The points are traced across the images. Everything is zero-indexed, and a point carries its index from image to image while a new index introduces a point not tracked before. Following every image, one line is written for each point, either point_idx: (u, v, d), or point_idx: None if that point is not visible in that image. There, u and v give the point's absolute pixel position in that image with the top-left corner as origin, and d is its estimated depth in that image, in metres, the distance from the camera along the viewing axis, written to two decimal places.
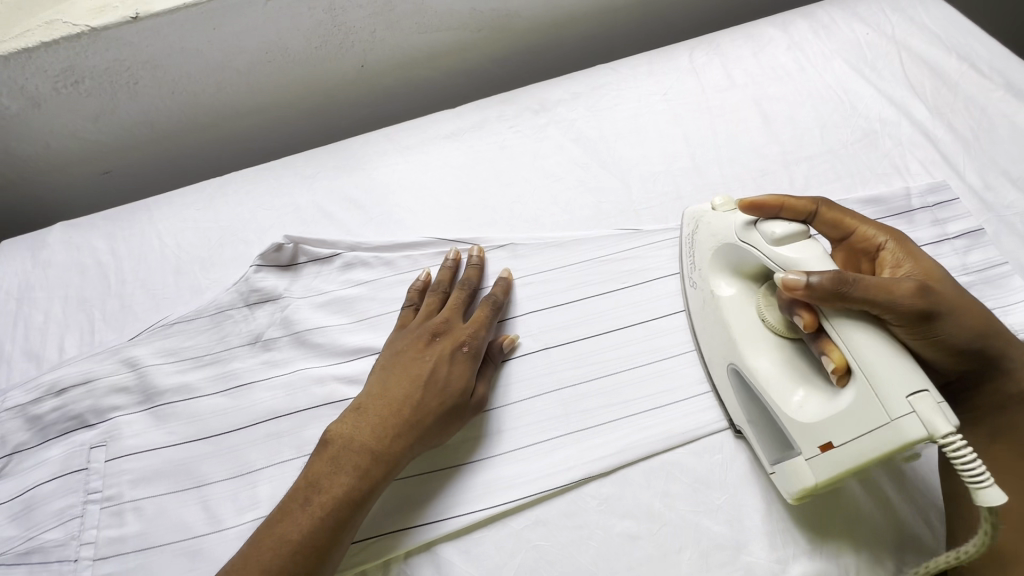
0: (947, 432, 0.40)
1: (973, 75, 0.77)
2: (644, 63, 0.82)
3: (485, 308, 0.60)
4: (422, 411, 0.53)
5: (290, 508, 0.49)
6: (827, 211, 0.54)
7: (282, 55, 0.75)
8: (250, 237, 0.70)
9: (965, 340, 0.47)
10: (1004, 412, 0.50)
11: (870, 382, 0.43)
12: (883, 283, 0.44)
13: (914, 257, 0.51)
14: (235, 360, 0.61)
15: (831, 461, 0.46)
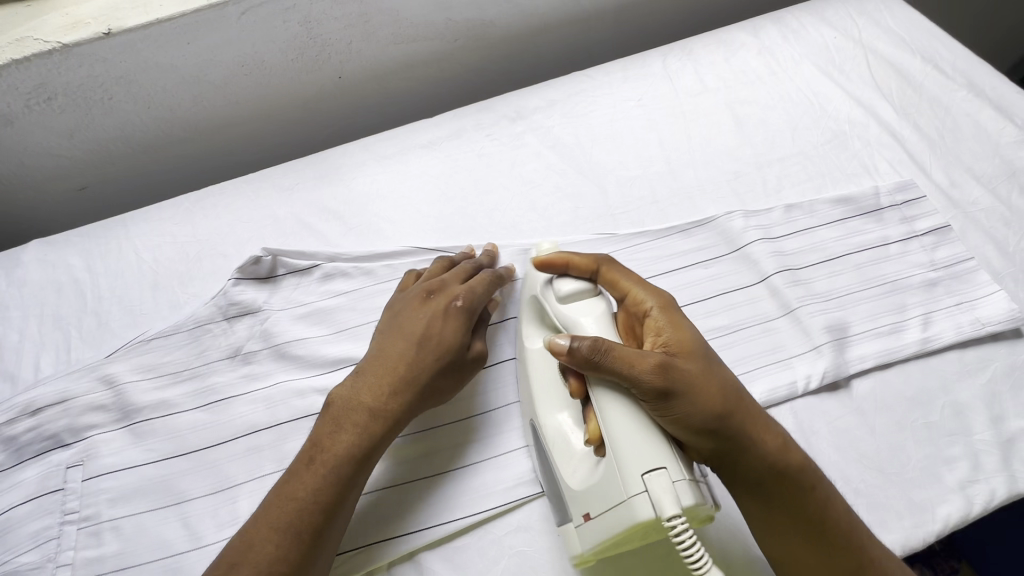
0: (671, 515, 0.40)
1: (937, 76, 0.80)
2: (618, 70, 0.83)
3: (485, 275, 0.60)
4: (418, 368, 0.53)
5: (295, 466, 0.49)
6: (606, 271, 0.53)
7: (257, 67, 0.75)
8: (228, 250, 0.70)
9: (724, 418, 0.45)
10: (814, 489, 0.46)
11: (616, 462, 0.44)
12: (628, 355, 0.45)
13: (675, 327, 0.48)
14: (215, 375, 0.61)
15: (591, 531, 0.46)
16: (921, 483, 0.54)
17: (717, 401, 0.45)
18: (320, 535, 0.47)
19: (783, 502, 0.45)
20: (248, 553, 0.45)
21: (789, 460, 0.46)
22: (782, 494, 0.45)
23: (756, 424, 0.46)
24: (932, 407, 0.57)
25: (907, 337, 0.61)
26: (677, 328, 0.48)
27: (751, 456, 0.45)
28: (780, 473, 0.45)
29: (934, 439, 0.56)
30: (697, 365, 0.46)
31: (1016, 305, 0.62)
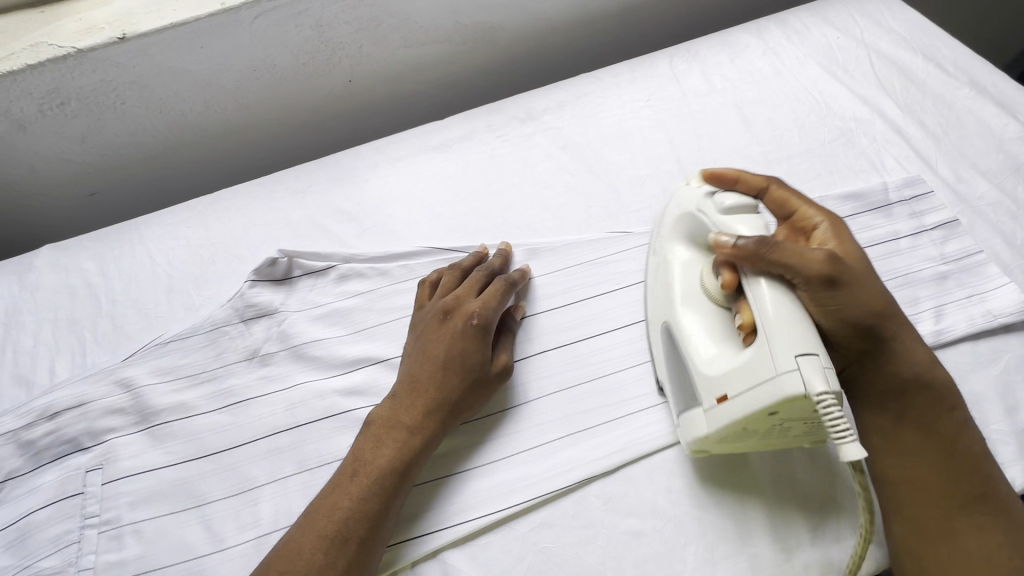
0: (819, 391, 0.42)
1: (939, 74, 0.81)
2: (626, 71, 0.84)
3: (499, 285, 0.61)
4: (449, 387, 0.55)
5: (338, 481, 0.51)
6: (775, 190, 0.57)
7: (269, 71, 0.76)
8: (242, 252, 0.70)
9: (881, 319, 0.49)
10: (952, 412, 0.49)
11: (768, 340, 0.46)
12: (797, 249, 0.48)
13: (841, 240, 0.53)
14: (232, 377, 0.61)
15: (722, 414, 0.49)
16: None
17: (880, 303, 0.49)
18: (366, 544, 0.48)
19: (926, 422, 0.49)
20: (297, 559, 0.47)
21: (926, 373, 0.49)
22: (924, 406, 0.49)
23: (909, 333, 0.50)
24: None
25: (920, 330, 0.61)
26: (841, 245, 0.53)
27: (896, 366, 0.50)
28: (920, 380, 0.49)
29: None
30: (871, 271, 0.51)
31: None
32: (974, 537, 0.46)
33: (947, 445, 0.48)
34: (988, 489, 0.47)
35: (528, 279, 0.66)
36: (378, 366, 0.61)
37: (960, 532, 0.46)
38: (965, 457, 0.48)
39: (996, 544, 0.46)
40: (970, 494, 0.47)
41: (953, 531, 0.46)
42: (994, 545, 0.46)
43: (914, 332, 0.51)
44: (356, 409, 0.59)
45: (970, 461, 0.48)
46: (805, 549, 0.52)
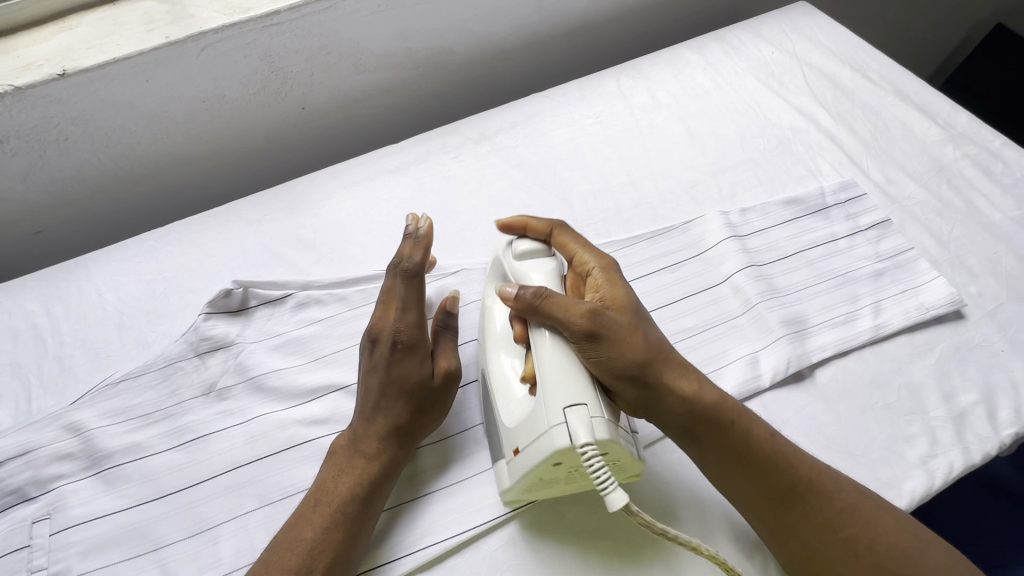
0: (584, 443, 0.43)
1: (865, 83, 0.86)
2: (575, 90, 0.87)
3: (408, 290, 0.57)
4: (395, 412, 0.54)
5: (303, 511, 0.51)
6: (558, 235, 0.58)
7: (219, 103, 0.75)
8: (196, 285, 0.69)
9: (651, 363, 0.49)
10: (736, 422, 0.50)
11: (543, 398, 0.47)
12: (565, 302, 0.50)
13: (611, 283, 0.53)
14: (189, 413, 0.59)
15: (519, 466, 0.49)
16: (885, 461, 0.57)
17: (641, 347, 0.49)
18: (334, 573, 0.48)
19: (710, 438, 0.50)
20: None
21: (701, 398, 0.50)
22: (708, 428, 0.50)
23: (678, 368, 0.51)
24: (889, 389, 0.61)
25: (860, 325, 0.65)
26: (610, 281, 0.54)
27: (666, 398, 0.50)
28: (715, 408, 0.50)
29: (893, 419, 0.59)
30: (627, 321, 0.51)
31: (955, 288, 0.67)
32: (803, 521, 0.48)
33: (751, 451, 0.49)
34: (798, 474, 0.49)
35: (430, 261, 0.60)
36: (339, 393, 0.61)
37: (795, 520, 0.48)
38: (755, 450, 0.49)
39: (824, 526, 0.48)
40: (787, 490, 0.48)
41: (788, 521, 0.49)
42: (824, 527, 0.48)
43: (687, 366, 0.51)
44: (318, 438, 0.58)
45: (764, 458, 0.49)
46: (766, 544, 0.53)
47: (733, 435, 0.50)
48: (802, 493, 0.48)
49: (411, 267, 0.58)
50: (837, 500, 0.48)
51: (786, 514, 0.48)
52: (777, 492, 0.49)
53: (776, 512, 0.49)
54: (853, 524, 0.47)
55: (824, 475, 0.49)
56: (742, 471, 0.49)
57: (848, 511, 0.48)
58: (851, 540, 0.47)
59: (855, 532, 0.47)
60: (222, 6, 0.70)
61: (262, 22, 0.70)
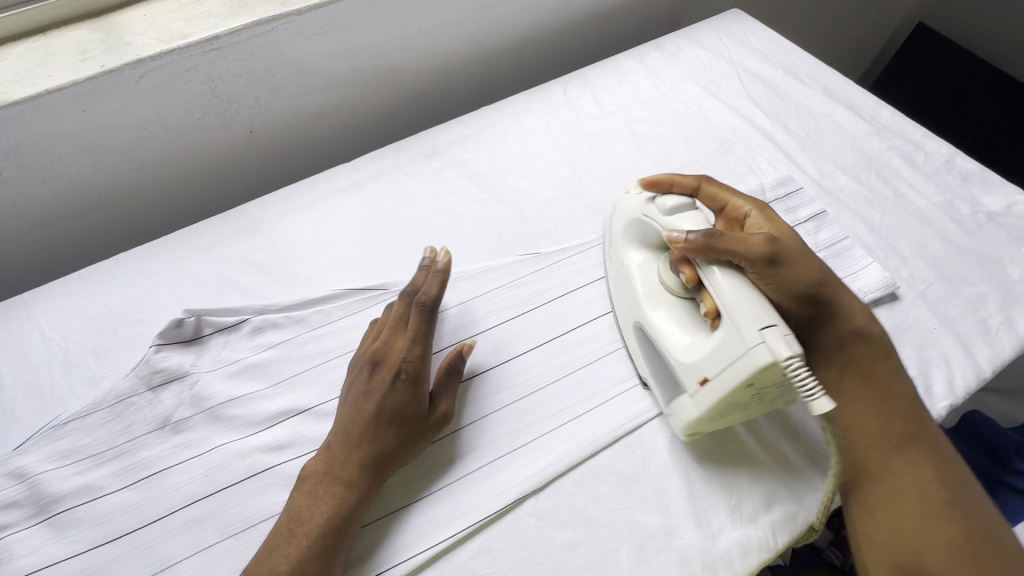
0: (787, 356, 0.46)
1: (796, 83, 0.91)
2: (524, 101, 0.89)
3: (424, 322, 0.60)
4: (383, 440, 0.54)
5: (276, 544, 0.50)
6: (705, 188, 0.64)
7: (163, 130, 0.74)
8: (147, 316, 0.67)
9: (819, 289, 0.55)
10: (885, 363, 0.56)
11: (733, 323, 0.49)
12: (743, 236, 0.52)
13: (773, 221, 0.60)
14: (143, 449, 0.58)
15: (707, 394, 0.52)
16: None
17: (815, 274, 0.55)
18: None
19: (880, 387, 0.55)
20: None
21: (859, 341, 0.56)
22: (855, 370, 0.55)
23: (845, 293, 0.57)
24: None
25: None
26: (780, 229, 0.59)
27: (835, 321, 0.56)
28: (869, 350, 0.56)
29: None
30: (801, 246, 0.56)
31: (888, 273, 0.71)
32: (915, 472, 0.51)
33: (901, 406, 0.54)
34: (925, 431, 0.53)
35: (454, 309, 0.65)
36: (301, 416, 0.60)
37: (909, 469, 0.51)
38: (902, 412, 0.54)
39: (930, 482, 0.51)
40: (897, 446, 0.52)
41: (892, 474, 0.51)
42: (936, 482, 0.51)
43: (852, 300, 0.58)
44: (280, 464, 0.57)
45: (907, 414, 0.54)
46: (728, 531, 0.55)
47: (890, 391, 0.55)
48: (904, 449, 0.52)
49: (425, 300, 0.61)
50: (941, 461, 0.52)
51: (896, 458, 0.52)
52: (899, 442, 0.52)
53: (878, 474, 0.52)
54: (927, 485, 0.51)
55: (943, 442, 0.54)
56: (880, 425, 0.53)
57: (942, 466, 0.52)
58: (939, 500, 0.50)
59: (935, 491, 0.50)
60: (158, 33, 0.69)
61: (202, 47, 0.69)
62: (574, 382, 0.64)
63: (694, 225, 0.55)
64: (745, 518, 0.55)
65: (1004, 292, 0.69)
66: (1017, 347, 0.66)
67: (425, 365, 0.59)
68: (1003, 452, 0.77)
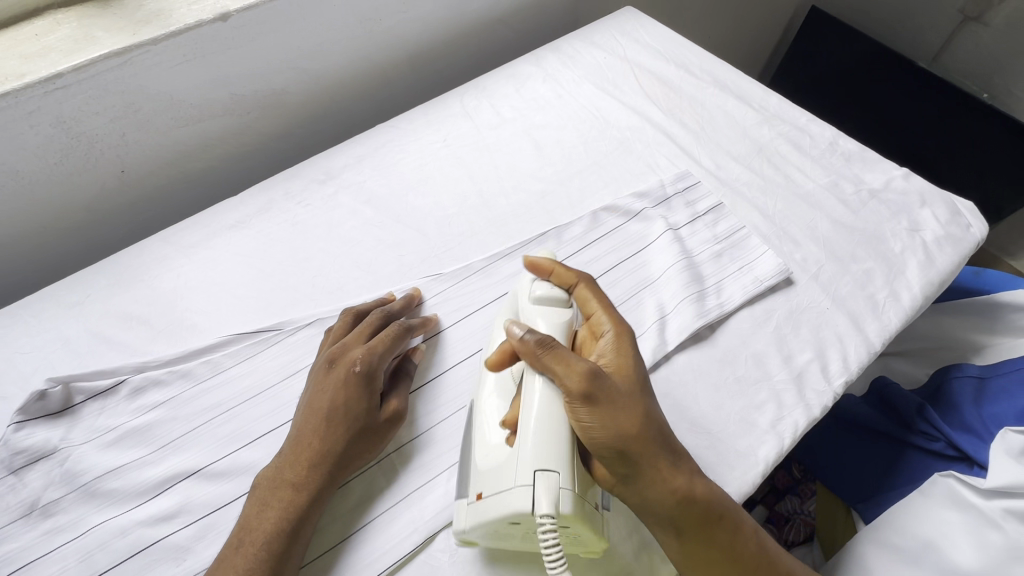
0: (543, 513, 0.44)
1: (689, 77, 0.93)
2: (420, 116, 0.87)
3: (395, 329, 0.61)
4: (334, 437, 0.54)
5: (224, 557, 0.49)
6: (581, 291, 0.57)
7: (14, 180, 0.67)
8: (7, 390, 0.60)
9: (628, 443, 0.47)
10: (726, 522, 0.49)
11: (518, 454, 0.47)
12: (564, 356, 0.49)
13: (618, 351, 0.53)
14: (7, 542, 0.52)
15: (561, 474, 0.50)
16: (741, 431, 0.60)
17: (630, 424, 0.48)
18: None
19: (707, 536, 0.49)
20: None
21: (698, 499, 0.48)
22: (695, 526, 0.48)
23: (661, 448, 0.48)
24: (738, 362, 0.65)
25: (708, 306, 0.68)
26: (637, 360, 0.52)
27: (661, 491, 0.48)
28: (692, 507, 0.48)
29: (744, 390, 0.63)
30: (639, 375, 0.52)
31: (783, 258, 0.73)
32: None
33: (733, 537, 0.50)
34: (742, 549, 0.50)
35: (434, 325, 0.67)
36: (190, 480, 0.56)
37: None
38: (724, 541, 0.49)
39: (726, 562, 0.50)
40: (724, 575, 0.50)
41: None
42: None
43: (672, 456, 0.49)
44: (167, 536, 0.53)
45: (732, 528, 0.50)
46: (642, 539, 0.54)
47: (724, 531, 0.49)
48: (720, 564, 0.49)
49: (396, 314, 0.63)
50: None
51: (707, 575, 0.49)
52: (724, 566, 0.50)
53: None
54: None
55: (763, 536, 0.52)
56: (713, 561, 0.49)
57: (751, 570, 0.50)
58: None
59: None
60: None
61: (44, 87, 0.62)
62: None
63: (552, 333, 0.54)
64: None
65: (889, 266, 0.73)
66: (903, 318, 0.69)
67: (385, 366, 0.59)
68: (906, 414, 0.80)
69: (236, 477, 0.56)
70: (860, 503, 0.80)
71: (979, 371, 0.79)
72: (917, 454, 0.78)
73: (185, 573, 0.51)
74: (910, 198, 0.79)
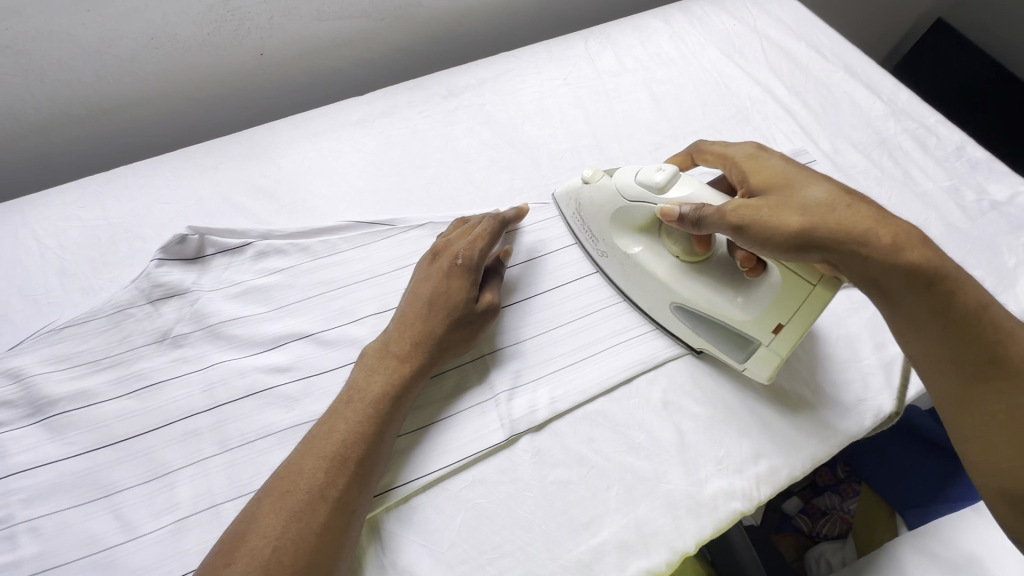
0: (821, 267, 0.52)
1: (818, 58, 0.91)
2: (543, 51, 0.87)
3: (491, 223, 0.64)
4: (435, 321, 0.57)
5: (335, 411, 0.53)
6: (775, 155, 0.58)
7: (170, 42, 0.71)
8: (146, 232, 0.65)
9: (813, 213, 0.50)
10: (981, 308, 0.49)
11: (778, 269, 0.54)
12: (801, 203, 0.51)
13: (846, 197, 0.51)
14: (141, 361, 0.57)
15: (786, 336, 0.55)
16: (826, 404, 0.61)
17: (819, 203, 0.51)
18: (365, 464, 0.50)
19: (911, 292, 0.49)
20: (285, 491, 0.48)
21: (906, 247, 0.48)
22: (908, 288, 0.48)
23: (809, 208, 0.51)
24: (830, 339, 0.65)
25: None
26: (845, 203, 0.51)
27: (862, 248, 0.48)
28: (892, 240, 0.48)
29: (833, 367, 0.64)
30: (783, 193, 0.53)
31: None
32: (991, 401, 0.48)
33: (952, 319, 0.48)
34: (990, 323, 0.48)
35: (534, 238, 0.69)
36: (303, 342, 0.60)
37: (959, 413, 0.49)
38: (920, 271, 0.48)
39: (958, 358, 0.49)
40: (964, 387, 0.49)
41: (971, 405, 0.48)
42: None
43: (814, 196, 0.51)
44: (280, 385, 0.57)
45: (926, 280, 0.48)
46: (714, 480, 0.57)
47: (898, 249, 0.48)
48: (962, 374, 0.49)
49: (500, 217, 0.65)
50: None
51: (964, 406, 0.49)
52: (983, 361, 0.48)
53: (960, 413, 0.49)
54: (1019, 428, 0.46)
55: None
56: (949, 352, 0.49)
57: (987, 385, 0.48)
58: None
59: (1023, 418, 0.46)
60: None
61: None
62: (576, 329, 0.65)
63: (698, 191, 0.56)
64: (731, 468, 0.57)
65: (1000, 278, 0.71)
66: None
67: (485, 260, 0.62)
68: None
69: (344, 347, 0.60)
70: (909, 508, 0.81)
71: None
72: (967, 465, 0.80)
73: (293, 420, 0.56)
74: None
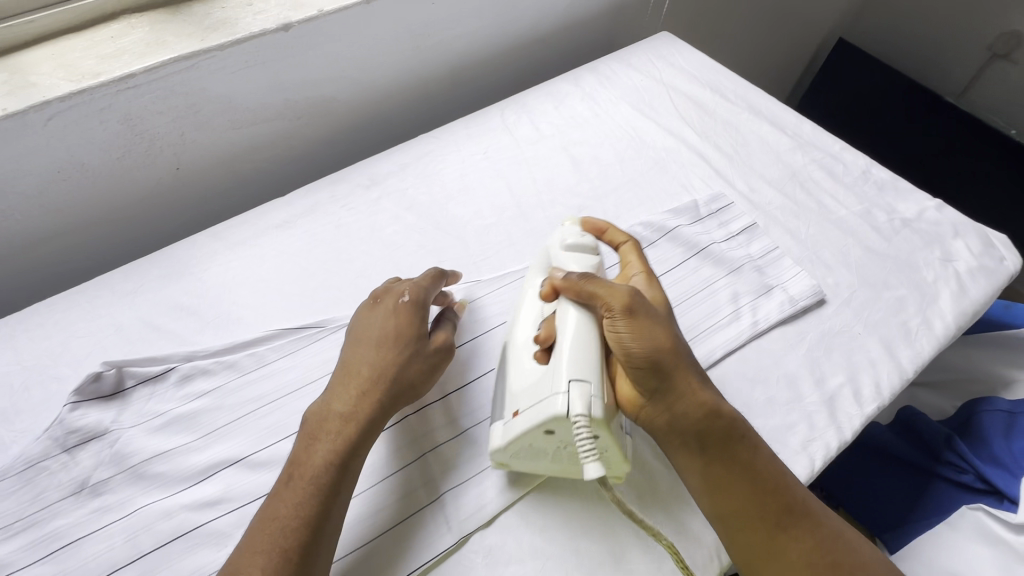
0: (577, 413, 0.49)
1: (723, 102, 0.95)
2: (461, 128, 0.90)
3: (430, 271, 0.65)
4: (381, 363, 0.56)
5: (275, 495, 0.50)
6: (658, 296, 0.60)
7: (81, 172, 0.71)
8: (62, 372, 0.63)
9: (663, 356, 0.52)
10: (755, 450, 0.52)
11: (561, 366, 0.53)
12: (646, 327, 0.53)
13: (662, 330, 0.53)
14: (57, 517, 0.54)
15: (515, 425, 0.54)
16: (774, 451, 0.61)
17: (662, 345, 0.52)
18: (307, 552, 0.47)
19: (700, 446, 0.52)
20: None
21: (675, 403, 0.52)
22: (709, 442, 0.52)
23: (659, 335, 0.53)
24: (771, 382, 0.65)
25: (742, 325, 0.70)
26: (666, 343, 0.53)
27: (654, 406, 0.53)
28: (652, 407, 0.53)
29: (776, 410, 0.63)
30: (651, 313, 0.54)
31: (816, 281, 0.74)
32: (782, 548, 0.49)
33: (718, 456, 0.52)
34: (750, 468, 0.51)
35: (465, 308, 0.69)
36: (234, 468, 0.57)
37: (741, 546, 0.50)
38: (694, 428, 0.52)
39: (740, 489, 0.51)
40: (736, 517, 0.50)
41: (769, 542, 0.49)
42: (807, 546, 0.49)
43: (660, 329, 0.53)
44: (210, 521, 0.54)
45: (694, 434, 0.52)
46: (673, 552, 0.55)
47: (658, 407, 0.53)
48: (739, 521, 0.50)
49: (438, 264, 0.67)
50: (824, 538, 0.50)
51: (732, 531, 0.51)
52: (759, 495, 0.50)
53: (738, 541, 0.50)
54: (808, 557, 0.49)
55: (815, 502, 0.52)
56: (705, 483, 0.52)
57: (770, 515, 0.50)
58: (822, 567, 0.48)
59: (818, 558, 0.48)
60: (68, 73, 0.66)
61: (117, 86, 0.66)
62: None
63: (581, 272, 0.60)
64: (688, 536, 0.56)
65: (921, 293, 0.73)
66: (936, 346, 0.69)
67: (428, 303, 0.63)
68: (934, 445, 0.79)
69: (277, 467, 0.58)
70: (887, 533, 0.81)
71: (1010, 405, 0.78)
72: (945, 486, 0.76)
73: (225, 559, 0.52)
74: (944, 229, 0.80)
